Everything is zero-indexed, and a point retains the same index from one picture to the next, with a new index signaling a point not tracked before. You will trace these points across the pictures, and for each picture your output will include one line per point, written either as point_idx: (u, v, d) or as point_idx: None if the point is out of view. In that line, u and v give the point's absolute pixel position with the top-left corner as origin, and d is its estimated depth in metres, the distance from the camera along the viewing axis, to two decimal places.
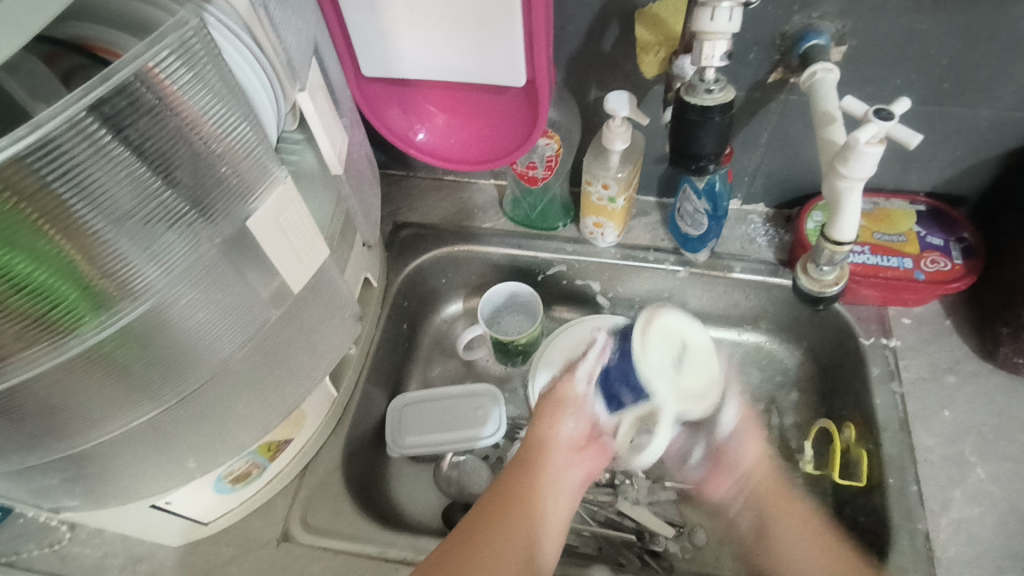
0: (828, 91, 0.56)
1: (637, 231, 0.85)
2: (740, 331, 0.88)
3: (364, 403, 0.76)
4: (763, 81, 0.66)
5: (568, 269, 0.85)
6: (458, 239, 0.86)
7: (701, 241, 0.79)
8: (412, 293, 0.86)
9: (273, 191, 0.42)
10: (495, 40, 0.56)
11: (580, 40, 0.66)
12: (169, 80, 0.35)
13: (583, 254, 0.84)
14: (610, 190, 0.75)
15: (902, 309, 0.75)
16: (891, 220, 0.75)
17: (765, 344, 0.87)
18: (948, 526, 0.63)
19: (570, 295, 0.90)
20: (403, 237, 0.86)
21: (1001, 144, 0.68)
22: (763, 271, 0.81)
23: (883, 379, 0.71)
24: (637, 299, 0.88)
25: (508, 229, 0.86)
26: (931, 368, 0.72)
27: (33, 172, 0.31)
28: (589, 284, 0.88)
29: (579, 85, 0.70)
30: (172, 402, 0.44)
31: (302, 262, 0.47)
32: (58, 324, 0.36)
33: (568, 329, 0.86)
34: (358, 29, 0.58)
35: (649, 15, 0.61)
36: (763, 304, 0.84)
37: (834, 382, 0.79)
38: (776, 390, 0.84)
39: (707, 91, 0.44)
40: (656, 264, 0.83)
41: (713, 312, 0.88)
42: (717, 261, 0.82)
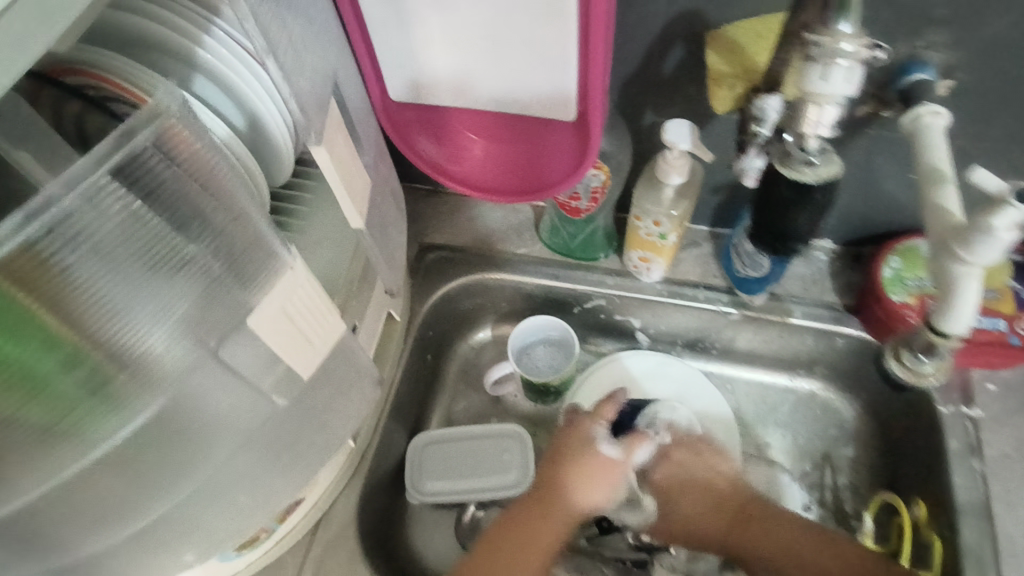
0: (936, 143, 0.47)
1: (686, 265, 0.77)
2: (793, 376, 0.80)
3: (383, 446, 0.71)
4: (849, 114, 0.57)
5: (608, 303, 0.78)
6: (490, 265, 0.79)
7: (760, 283, 0.72)
8: (437, 322, 0.80)
9: (283, 280, 0.38)
10: (542, 69, 0.49)
11: (637, 62, 0.57)
12: (184, 157, 0.31)
13: (625, 288, 0.77)
14: (661, 227, 0.67)
15: (986, 373, 0.67)
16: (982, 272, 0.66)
17: (820, 392, 0.79)
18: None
19: (608, 328, 0.83)
20: (430, 261, 0.80)
21: None
22: (826, 319, 0.72)
23: (962, 455, 0.63)
24: (681, 335, 0.81)
25: (544, 256, 0.79)
26: (1019, 445, 0.64)
27: (44, 258, 0.28)
28: (629, 319, 0.81)
29: (633, 110, 0.62)
30: (185, 496, 0.41)
31: (313, 344, 0.42)
32: (73, 419, 0.33)
33: (603, 369, 0.80)
34: (386, 52, 0.50)
35: (724, 42, 0.52)
36: (823, 351, 0.76)
37: (901, 445, 0.71)
38: (830, 445, 0.77)
39: (809, 164, 0.47)
40: (706, 304, 0.75)
41: (765, 354, 0.80)
42: (775, 304, 0.74)
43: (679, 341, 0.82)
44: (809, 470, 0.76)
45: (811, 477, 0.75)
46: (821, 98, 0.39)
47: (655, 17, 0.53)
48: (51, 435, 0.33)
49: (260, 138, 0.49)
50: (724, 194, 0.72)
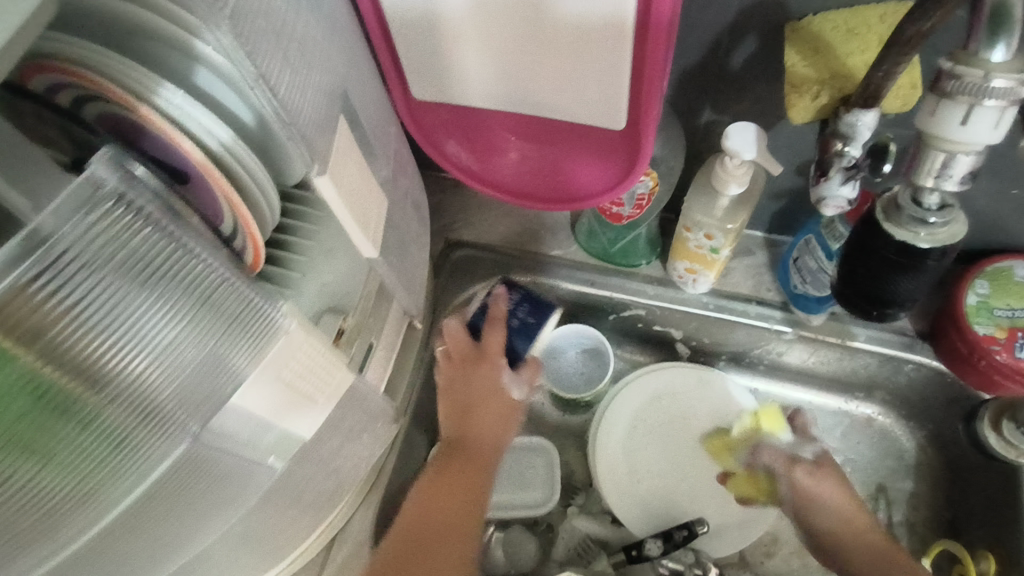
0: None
1: (737, 275, 0.70)
2: (849, 399, 0.73)
3: (401, 459, 0.67)
4: None
5: (648, 313, 0.72)
6: (521, 268, 0.73)
7: (820, 303, 0.64)
8: None
9: (278, 345, 0.34)
10: (591, 75, 0.42)
11: (702, 55, 0.49)
12: (162, 207, 0.27)
13: (667, 299, 0.70)
14: (714, 241, 0.60)
15: None
16: None
17: (879, 419, 0.72)
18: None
19: (645, 337, 0.76)
20: (455, 260, 0.74)
21: None
22: (894, 343, 0.65)
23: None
24: (725, 350, 0.74)
25: (580, 259, 0.72)
26: None
27: (36, 303, 0.24)
28: (669, 330, 0.74)
29: (689, 108, 0.54)
30: (166, 561, 0.38)
31: (316, 403, 0.40)
32: (54, 516, 0.28)
33: (638, 382, 0.74)
34: (410, 47, 0.44)
35: (808, 35, 0.44)
36: (886, 377, 0.68)
37: (969, 487, 0.64)
38: (887, 477, 0.70)
39: (925, 222, 0.40)
40: (758, 321, 0.68)
41: (820, 374, 0.73)
42: (836, 325, 0.67)
43: (723, 355, 0.75)
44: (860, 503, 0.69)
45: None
46: (953, 143, 0.34)
47: (728, 5, 0.45)
48: (52, 511, 0.28)
49: (272, 141, 0.37)
50: (786, 200, 0.64)
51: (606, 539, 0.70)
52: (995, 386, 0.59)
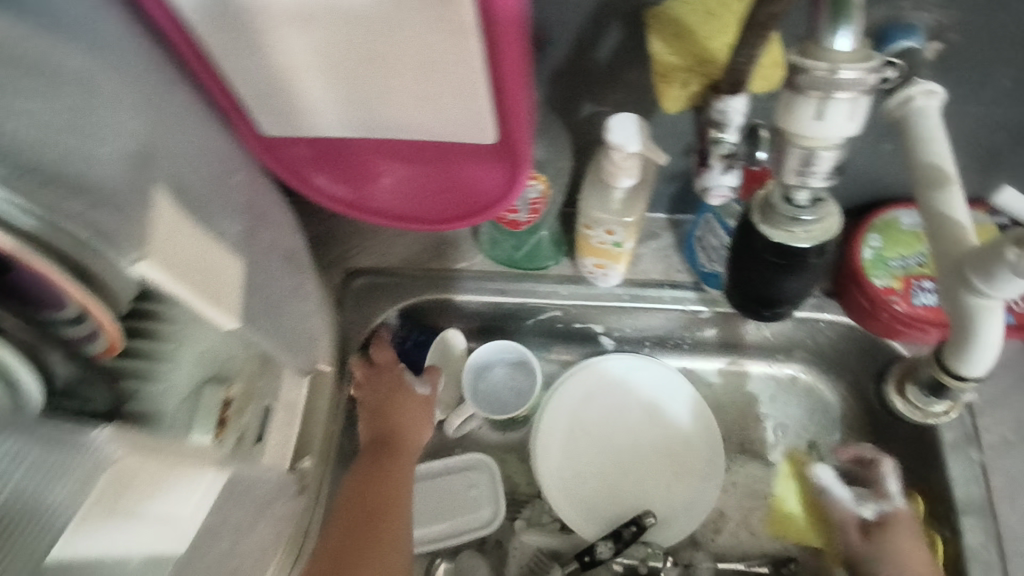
0: (934, 132, 0.40)
1: (646, 261, 0.69)
2: (771, 362, 0.74)
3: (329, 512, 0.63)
4: None
5: (565, 314, 0.71)
6: (428, 287, 0.69)
7: None
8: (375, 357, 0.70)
9: (100, 486, 0.30)
10: (446, 86, 0.38)
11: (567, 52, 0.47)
12: None
13: (582, 297, 0.68)
14: (616, 235, 0.58)
15: None
16: None
17: (803, 376, 0.73)
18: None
19: (568, 335, 0.75)
20: (357, 289, 0.69)
21: None
22: (803, 306, 0.66)
23: (960, 445, 0.60)
24: (648, 335, 0.74)
25: (488, 268, 0.69)
26: (1015, 429, 0.60)
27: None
28: (590, 326, 0.73)
29: (567, 104, 0.52)
30: None
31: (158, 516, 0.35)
32: None
33: (566, 385, 0.73)
34: (245, 81, 0.39)
35: (669, 20, 0.43)
36: (802, 336, 0.70)
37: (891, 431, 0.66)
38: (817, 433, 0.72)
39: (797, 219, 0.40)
40: (673, 305, 0.68)
41: (741, 343, 0.73)
42: None
43: (645, 340, 0.74)
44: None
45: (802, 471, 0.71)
46: (812, 140, 0.34)
47: (580, 0, 0.43)
48: None
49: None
50: (679, 182, 0.64)
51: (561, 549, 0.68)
52: (896, 333, 0.61)
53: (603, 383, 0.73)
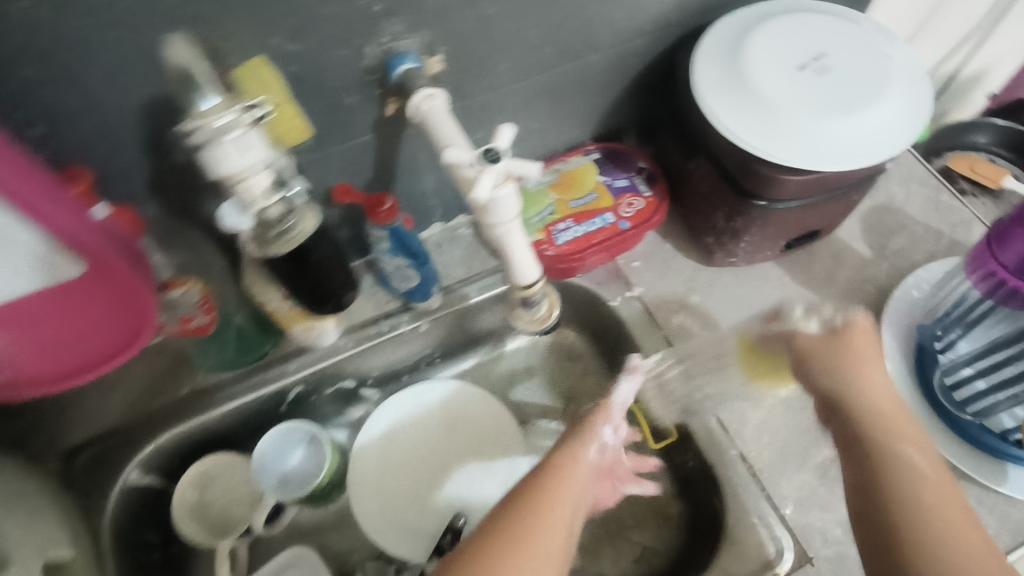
0: (439, 121, 0.52)
1: (358, 305, 0.75)
2: (509, 339, 0.85)
3: None
4: (382, 117, 0.59)
5: (308, 385, 0.75)
6: (161, 424, 0.69)
7: (424, 287, 0.72)
8: (137, 515, 0.68)
9: None
10: None
11: (141, 165, 0.52)
12: None
13: (312, 363, 0.73)
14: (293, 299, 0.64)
15: (630, 254, 0.78)
16: (577, 181, 0.75)
17: (540, 337, 0.86)
18: (753, 435, 0.67)
19: (336, 398, 0.79)
20: (82, 466, 0.66)
21: (620, 74, 0.70)
22: (474, 294, 0.76)
23: (645, 331, 0.74)
24: (401, 363, 0.80)
25: (213, 380, 0.71)
26: (677, 296, 0.76)
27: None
28: (342, 385, 0.78)
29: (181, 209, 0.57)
30: None
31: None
32: None
33: (380, 426, 0.78)
34: None
35: None
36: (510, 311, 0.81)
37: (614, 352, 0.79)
38: (570, 377, 0.82)
39: (287, 230, 0.55)
40: (393, 331, 0.74)
41: (480, 333, 0.83)
42: (451, 296, 0.75)
43: (404, 370, 0.81)
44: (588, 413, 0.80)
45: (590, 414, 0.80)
46: (234, 175, 0.48)
47: None
48: None
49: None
50: (344, 227, 0.71)
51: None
52: (571, 270, 0.73)
53: (409, 412, 0.79)
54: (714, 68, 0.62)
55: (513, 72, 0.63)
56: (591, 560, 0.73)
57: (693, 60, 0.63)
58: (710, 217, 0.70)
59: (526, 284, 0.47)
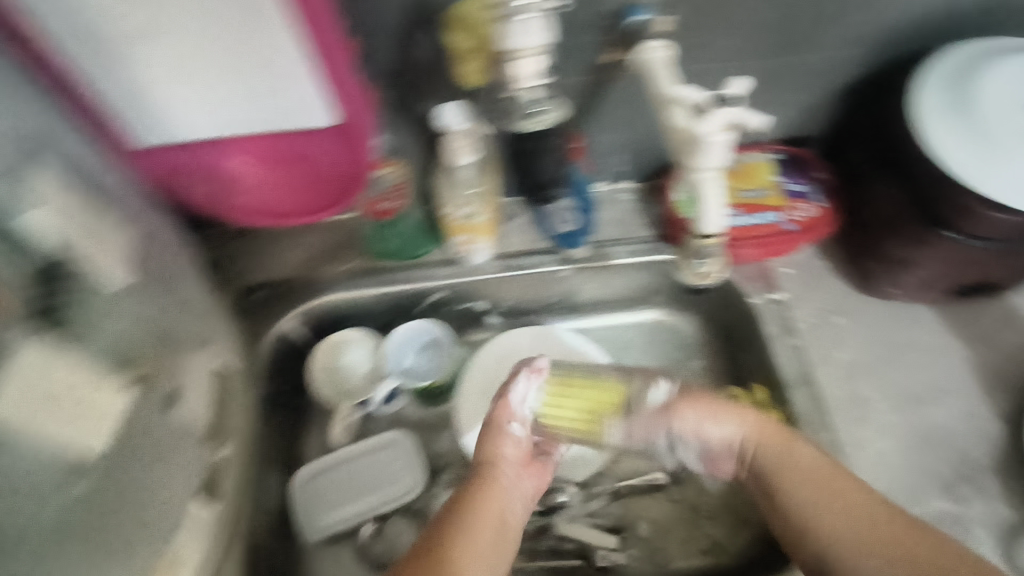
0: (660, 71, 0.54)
1: (511, 236, 0.81)
2: (635, 310, 0.87)
3: (258, 491, 0.70)
4: (598, 63, 0.63)
5: (451, 293, 0.81)
6: (322, 288, 0.78)
7: (576, 235, 0.77)
8: (284, 359, 0.79)
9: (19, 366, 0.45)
10: (265, 67, 0.49)
11: (390, 53, 0.59)
12: None
13: (459, 275, 0.79)
14: (468, 207, 0.71)
15: (782, 260, 0.78)
16: (752, 175, 0.77)
17: (665, 318, 0.87)
18: (866, 465, 0.66)
19: (465, 317, 0.85)
20: (257, 301, 0.77)
21: (830, 80, 0.70)
22: (620, 255, 0.79)
23: (779, 336, 0.73)
24: (531, 302, 0.85)
25: (373, 266, 0.79)
26: (819, 313, 0.75)
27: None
28: (475, 305, 0.84)
29: (404, 102, 0.64)
30: None
31: (101, 419, 0.50)
32: None
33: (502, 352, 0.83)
34: (122, 99, 0.50)
35: (460, 20, 0.54)
36: (647, 283, 0.83)
37: (737, 350, 0.80)
38: (682, 362, 0.84)
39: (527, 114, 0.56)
40: (537, 268, 0.79)
41: (608, 297, 0.86)
42: (598, 251, 0.79)
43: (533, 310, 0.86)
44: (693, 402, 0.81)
45: None
46: (517, 53, 0.48)
47: None
48: None
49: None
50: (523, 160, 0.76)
51: (533, 538, 0.76)
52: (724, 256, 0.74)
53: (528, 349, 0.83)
54: (938, 84, 0.61)
55: (731, 51, 0.64)
56: (662, 535, 0.76)
57: (916, 74, 0.63)
58: (882, 240, 0.69)
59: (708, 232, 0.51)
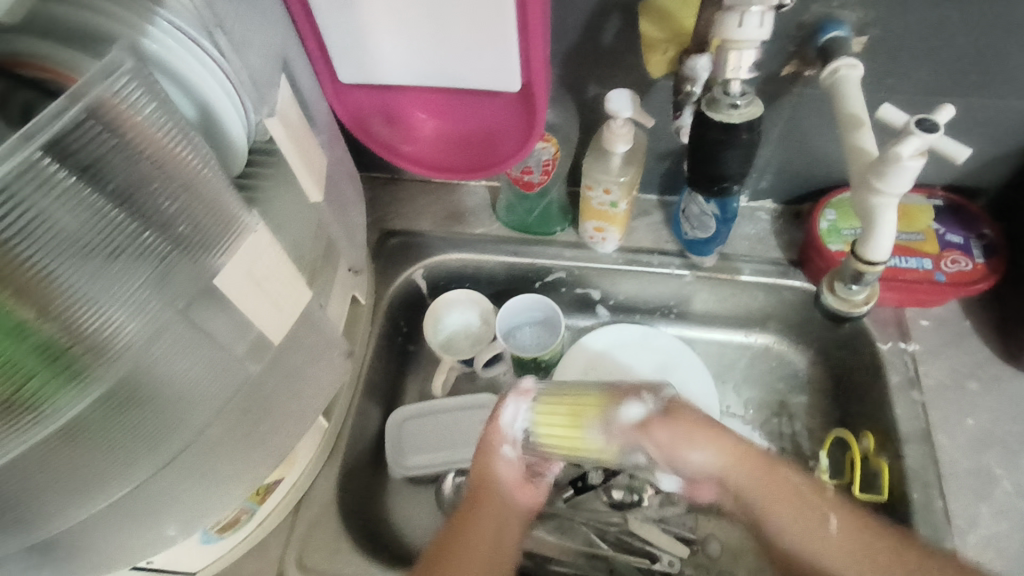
0: (852, 92, 0.53)
1: (640, 233, 0.82)
2: (747, 332, 0.85)
3: (359, 422, 0.75)
4: (776, 74, 0.62)
5: (569, 275, 0.83)
6: (451, 246, 0.82)
7: (707, 244, 0.76)
8: (403, 306, 0.83)
9: (245, 240, 0.40)
10: (477, 32, 0.52)
11: (578, 34, 0.62)
12: (113, 309, 0.35)
13: (582, 259, 0.81)
14: (611, 195, 0.71)
15: (920, 311, 0.74)
16: (909, 217, 0.74)
17: (774, 345, 0.84)
18: (977, 542, 0.62)
19: (575, 302, 0.87)
20: (392, 246, 0.82)
21: (1020, 133, 0.66)
22: (747, 272, 0.78)
23: (904, 388, 0.70)
24: (644, 302, 0.85)
25: (502, 234, 0.83)
26: (952, 374, 0.71)
27: (19, 262, 0.31)
28: (589, 292, 0.85)
29: (575, 82, 0.66)
30: (160, 442, 0.43)
31: (282, 311, 0.46)
32: (46, 398, 0.35)
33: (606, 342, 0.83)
34: (336, 37, 0.55)
35: (655, 9, 0.56)
36: (769, 307, 0.81)
37: (850, 393, 0.76)
38: (786, 394, 0.81)
39: (734, 106, 0.54)
40: (660, 268, 0.79)
41: (721, 314, 0.84)
42: (725, 264, 0.78)
43: (643, 310, 0.86)
44: (790, 436, 0.79)
45: (792, 438, 0.79)
46: (738, 43, 0.49)
47: None
48: (100, 441, 0.39)
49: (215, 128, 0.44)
50: (670, 160, 0.77)
51: (604, 527, 0.73)
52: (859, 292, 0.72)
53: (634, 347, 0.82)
54: None
55: (922, 84, 0.62)
56: (732, 560, 0.73)
57: None
58: None
59: (872, 254, 0.52)
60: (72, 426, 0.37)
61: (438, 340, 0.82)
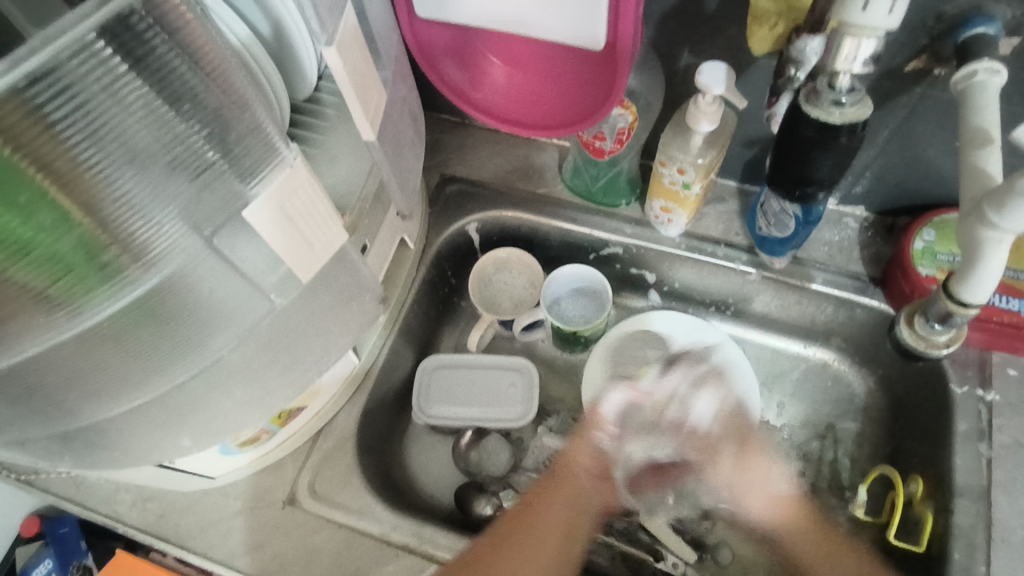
0: (989, 102, 0.46)
1: (709, 220, 0.76)
2: (806, 344, 0.79)
3: (390, 363, 0.75)
4: (898, 69, 0.55)
5: (626, 252, 0.78)
6: (508, 202, 0.79)
7: (782, 244, 0.70)
8: (452, 255, 0.81)
9: (282, 173, 0.39)
10: None
11: None
12: (155, 215, 0.34)
13: (642, 238, 0.76)
14: (686, 176, 0.66)
15: (1009, 358, 0.66)
16: (1019, 251, 0.67)
17: (833, 363, 0.78)
18: None
19: (627, 281, 0.83)
20: (449, 193, 0.81)
21: None
22: (819, 281, 0.71)
23: (970, 439, 0.63)
24: (702, 294, 0.80)
25: (564, 199, 0.79)
26: None
27: (70, 152, 0.30)
28: (643, 273, 0.81)
29: (668, 47, 0.60)
30: (187, 354, 0.43)
31: (314, 250, 0.45)
32: (78, 294, 0.35)
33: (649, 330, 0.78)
34: None
35: None
36: (836, 322, 0.74)
37: (907, 430, 0.70)
38: (835, 417, 0.76)
39: (837, 103, 0.49)
40: (724, 261, 0.74)
41: (781, 320, 0.78)
42: (797, 268, 0.72)
43: (698, 301, 0.81)
44: (830, 461, 0.74)
45: (831, 463, 0.73)
46: (858, 29, 0.43)
47: None
48: (131, 343, 0.40)
49: (285, 52, 0.47)
50: (757, 148, 0.70)
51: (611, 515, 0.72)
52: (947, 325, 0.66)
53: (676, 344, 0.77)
54: None
55: None
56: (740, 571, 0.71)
57: None
58: None
59: (968, 294, 0.46)
60: (104, 323, 0.37)
61: (480, 297, 0.80)
